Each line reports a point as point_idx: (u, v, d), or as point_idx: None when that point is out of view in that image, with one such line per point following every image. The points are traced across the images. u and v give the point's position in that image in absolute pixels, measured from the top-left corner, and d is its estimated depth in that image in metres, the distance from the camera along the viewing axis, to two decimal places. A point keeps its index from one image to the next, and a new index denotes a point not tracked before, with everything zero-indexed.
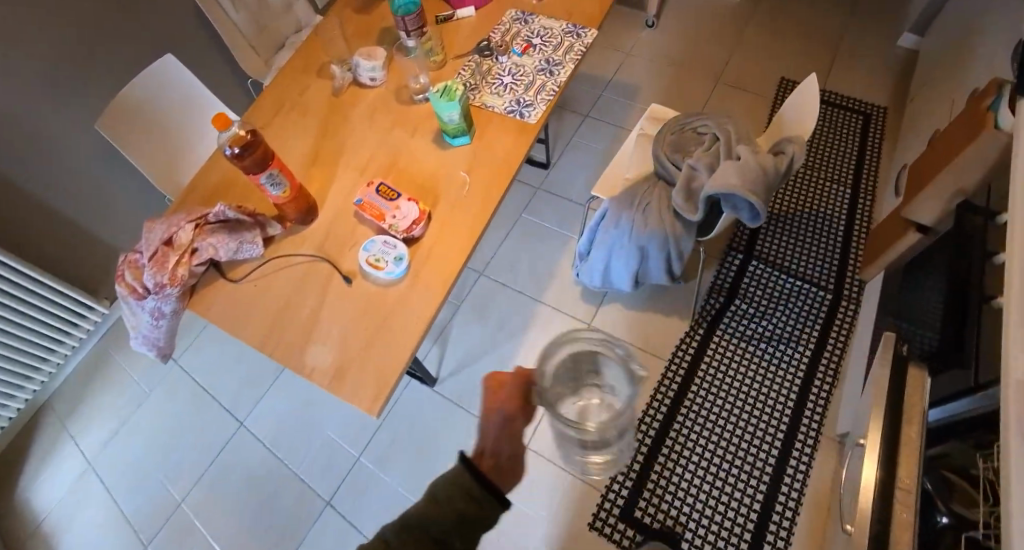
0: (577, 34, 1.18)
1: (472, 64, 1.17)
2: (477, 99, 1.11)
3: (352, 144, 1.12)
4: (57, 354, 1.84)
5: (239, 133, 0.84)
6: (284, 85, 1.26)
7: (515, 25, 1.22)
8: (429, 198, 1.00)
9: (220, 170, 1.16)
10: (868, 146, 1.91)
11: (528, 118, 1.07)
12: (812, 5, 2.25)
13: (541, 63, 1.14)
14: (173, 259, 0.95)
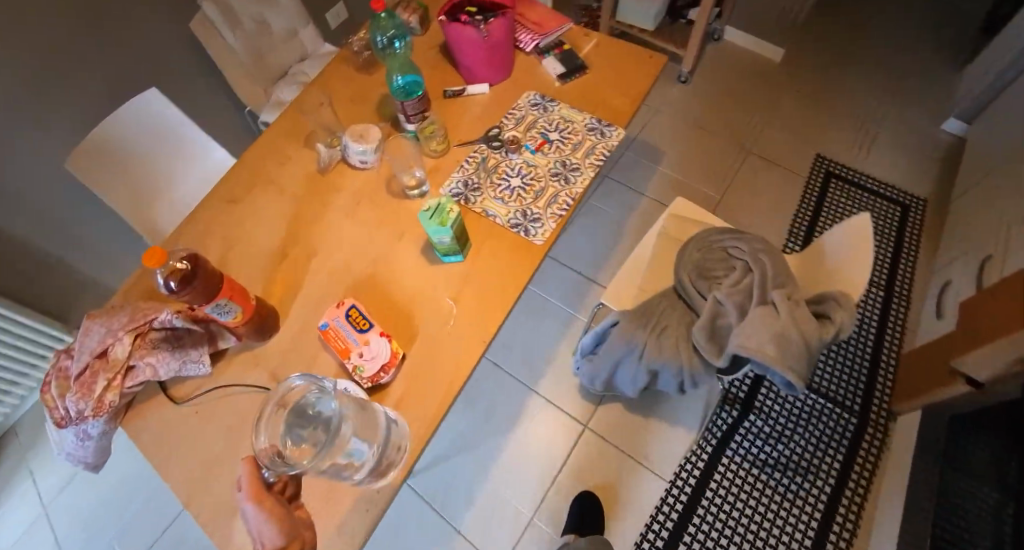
0: (601, 133, 1.03)
1: (477, 157, 1.02)
2: (477, 204, 0.97)
3: (327, 242, 0.97)
4: (23, 386, 1.62)
5: (174, 271, 0.68)
6: (266, 153, 1.12)
7: (531, 112, 1.07)
8: (407, 330, 0.85)
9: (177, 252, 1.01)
10: (906, 242, 1.72)
11: (533, 236, 0.92)
12: (859, 75, 2.05)
13: (556, 166, 0.99)
14: (103, 381, 0.80)
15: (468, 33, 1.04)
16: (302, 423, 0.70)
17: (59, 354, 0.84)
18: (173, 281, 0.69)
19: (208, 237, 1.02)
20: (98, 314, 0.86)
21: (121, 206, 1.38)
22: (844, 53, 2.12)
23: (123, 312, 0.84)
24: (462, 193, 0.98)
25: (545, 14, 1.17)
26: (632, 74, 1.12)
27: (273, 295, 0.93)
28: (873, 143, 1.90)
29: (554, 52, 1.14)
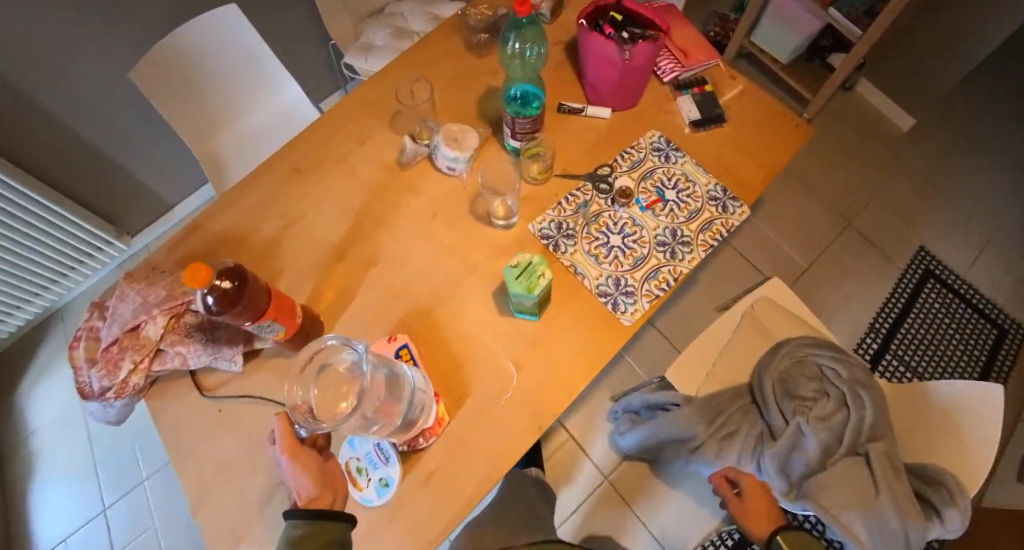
0: (724, 206, 0.89)
1: (578, 196, 0.89)
2: (567, 254, 0.85)
3: (392, 253, 0.87)
4: (70, 278, 1.58)
5: (221, 289, 0.61)
6: (346, 126, 1.00)
7: (651, 158, 0.93)
8: (457, 385, 0.76)
9: (233, 219, 0.93)
10: (994, 369, 1.46)
11: (621, 313, 0.80)
12: (1017, 164, 1.72)
13: (664, 233, 0.86)
14: (128, 364, 0.74)
15: (608, 49, 0.89)
16: (334, 380, 0.66)
17: (91, 314, 0.78)
18: (217, 299, 0.61)
19: (269, 211, 0.94)
20: (137, 279, 0.80)
21: (185, 129, 1.30)
22: (1008, 128, 1.78)
23: (160, 286, 0.77)
24: (553, 237, 0.86)
25: (695, 42, 1.01)
26: (775, 142, 0.96)
27: (323, 300, 0.85)
28: (1011, 243, 1.61)
29: (693, 91, 0.99)
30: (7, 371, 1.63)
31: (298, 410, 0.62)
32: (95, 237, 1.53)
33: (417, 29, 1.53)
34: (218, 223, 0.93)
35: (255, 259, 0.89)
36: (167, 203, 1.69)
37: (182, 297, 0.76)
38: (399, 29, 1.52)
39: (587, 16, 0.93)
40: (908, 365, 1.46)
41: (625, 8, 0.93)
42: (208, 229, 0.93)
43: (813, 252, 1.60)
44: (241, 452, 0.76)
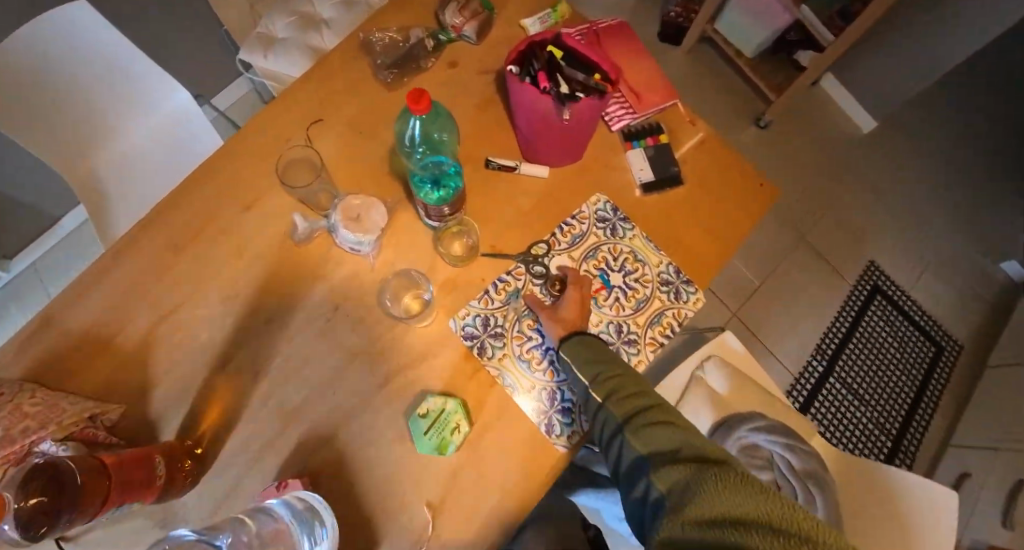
0: (676, 294, 0.78)
1: (509, 283, 0.76)
2: (495, 362, 0.73)
3: (285, 359, 0.73)
4: None
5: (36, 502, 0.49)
6: (223, 183, 0.80)
7: (596, 232, 0.80)
8: (366, 531, 0.67)
9: (86, 311, 0.75)
10: (928, 387, 1.47)
11: (556, 438, 0.71)
12: (966, 170, 1.69)
13: (607, 331, 0.76)
14: None
15: (545, 104, 0.73)
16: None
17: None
18: (27, 513, 0.48)
19: (135, 299, 0.76)
20: None
21: (50, 155, 1.03)
22: (960, 130, 1.73)
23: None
24: (478, 337, 0.74)
25: (651, 81, 0.87)
26: (736, 205, 0.85)
27: (206, 421, 0.71)
28: (953, 256, 1.60)
29: (646, 143, 0.85)
30: None
31: None
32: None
33: (327, 18, 1.28)
34: (69, 317, 0.76)
35: (122, 367, 0.73)
36: (50, 217, 1.49)
37: (20, 441, 0.61)
38: (306, 18, 1.27)
39: (520, 58, 0.77)
40: (849, 386, 1.43)
41: (565, 44, 0.77)
42: (57, 325, 0.75)
43: (769, 267, 1.53)
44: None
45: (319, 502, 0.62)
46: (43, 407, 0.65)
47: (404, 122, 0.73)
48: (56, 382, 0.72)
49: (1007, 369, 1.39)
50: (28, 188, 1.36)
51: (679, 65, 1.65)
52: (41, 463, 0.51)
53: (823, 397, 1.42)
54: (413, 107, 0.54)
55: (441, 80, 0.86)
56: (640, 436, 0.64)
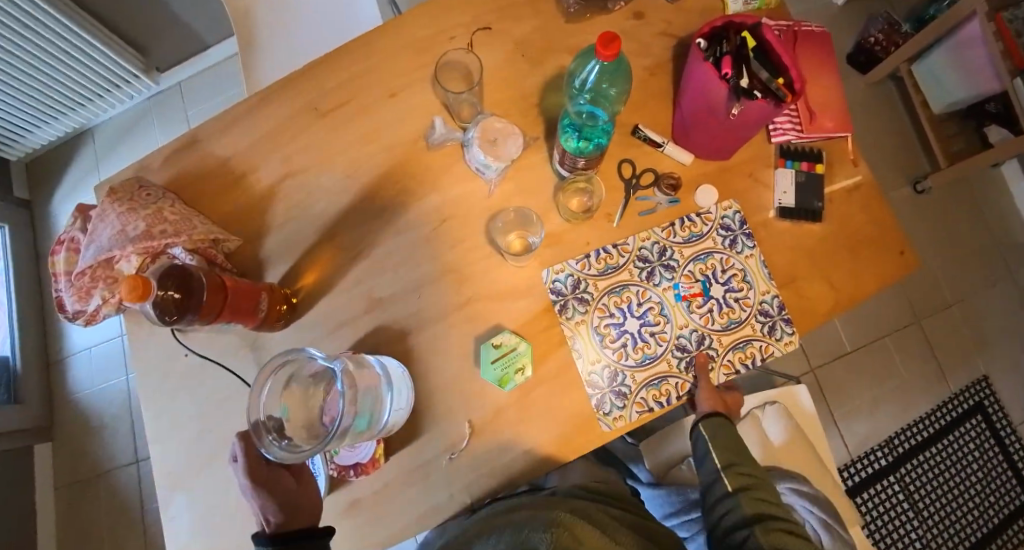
0: (771, 329, 0.75)
1: (611, 256, 0.76)
2: (570, 323, 0.74)
3: (385, 247, 0.77)
4: (105, 99, 1.58)
5: (167, 299, 0.59)
6: (383, 63, 0.82)
7: (713, 238, 0.77)
8: (406, 426, 0.71)
9: (238, 147, 0.84)
10: (996, 531, 1.35)
11: (602, 416, 0.71)
12: None
13: (686, 337, 0.74)
14: (99, 296, 0.77)
15: (717, 91, 0.69)
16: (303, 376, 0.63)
17: (74, 224, 0.83)
18: (162, 306, 0.59)
19: (276, 149, 0.83)
20: (120, 197, 0.78)
21: None
22: None
23: (140, 218, 0.75)
24: (564, 296, 0.74)
25: (830, 104, 0.81)
26: (874, 267, 0.78)
27: (306, 278, 0.78)
28: None
29: (800, 167, 0.80)
30: (44, 170, 1.68)
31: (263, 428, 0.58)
32: (123, 68, 1.50)
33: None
34: (222, 145, 0.84)
35: (249, 202, 0.82)
36: (203, 43, 1.61)
37: (159, 239, 0.75)
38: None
39: (709, 35, 0.73)
40: (907, 493, 1.34)
41: (763, 35, 0.72)
42: (211, 151, 0.84)
43: (865, 337, 1.43)
44: (200, 405, 0.77)
45: (398, 370, 0.70)
46: (179, 217, 0.78)
47: (583, 65, 0.72)
48: (200, 200, 0.83)
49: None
50: (193, 11, 1.47)
51: (853, 94, 1.51)
52: (175, 272, 0.61)
53: (873, 492, 1.34)
54: (600, 51, 0.55)
55: (620, 30, 0.82)
56: (768, 535, 0.69)
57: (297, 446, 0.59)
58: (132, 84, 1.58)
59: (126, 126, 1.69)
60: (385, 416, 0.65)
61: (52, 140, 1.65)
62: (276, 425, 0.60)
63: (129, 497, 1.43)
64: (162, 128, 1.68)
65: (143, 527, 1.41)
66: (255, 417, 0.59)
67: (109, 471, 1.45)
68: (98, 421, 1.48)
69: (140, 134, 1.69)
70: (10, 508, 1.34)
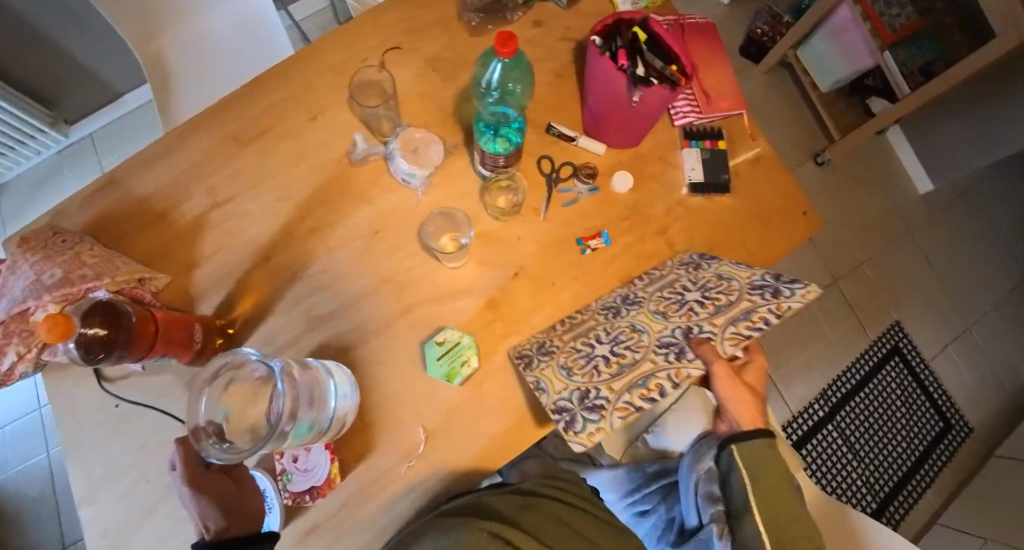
0: (776, 290, 0.65)
1: (575, 317, 0.76)
2: (538, 367, 0.69)
3: (319, 265, 0.78)
4: (9, 156, 1.50)
5: (97, 332, 0.59)
6: (299, 87, 0.83)
7: (677, 270, 0.77)
8: (358, 440, 0.71)
9: (155, 184, 0.83)
10: (926, 461, 1.46)
11: (572, 436, 0.61)
12: (1004, 259, 1.67)
13: (671, 334, 0.67)
14: (13, 353, 0.72)
15: (619, 82, 0.75)
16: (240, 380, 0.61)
17: None
18: (86, 345, 0.58)
19: (196, 182, 0.82)
20: (33, 247, 0.76)
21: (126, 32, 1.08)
22: (1011, 218, 1.71)
23: (57, 265, 0.74)
24: (528, 355, 0.72)
25: (723, 87, 0.89)
26: (780, 230, 0.85)
27: (240, 308, 0.77)
28: (974, 340, 1.60)
29: (704, 146, 0.86)
30: None
31: (203, 435, 0.57)
32: (26, 122, 1.44)
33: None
34: (139, 183, 0.83)
35: (172, 239, 0.81)
36: (115, 92, 1.58)
37: (78, 284, 0.72)
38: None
39: (604, 33, 0.78)
40: (845, 439, 1.43)
41: (653, 28, 0.78)
42: (127, 190, 0.83)
43: None
44: (136, 454, 0.74)
45: (337, 364, 0.70)
46: (99, 260, 0.76)
47: (486, 65, 0.79)
48: (118, 241, 0.81)
49: (1007, 462, 1.37)
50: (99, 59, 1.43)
51: (751, 82, 1.64)
52: (103, 305, 0.61)
53: (816, 442, 1.42)
54: (497, 49, 0.60)
55: (525, 38, 0.87)
56: None
57: (242, 447, 0.57)
58: (39, 138, 1.52)
59: (33, 182, 1.61)
60: (330, 406, 0.66)
61: None
62: (216, 429, 0.58)
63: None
64: (74, 181, 1.61)
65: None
66: (194, 423, 0.58)
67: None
68: (21, 504, 1.37)
69: (49, 189, 1.60)
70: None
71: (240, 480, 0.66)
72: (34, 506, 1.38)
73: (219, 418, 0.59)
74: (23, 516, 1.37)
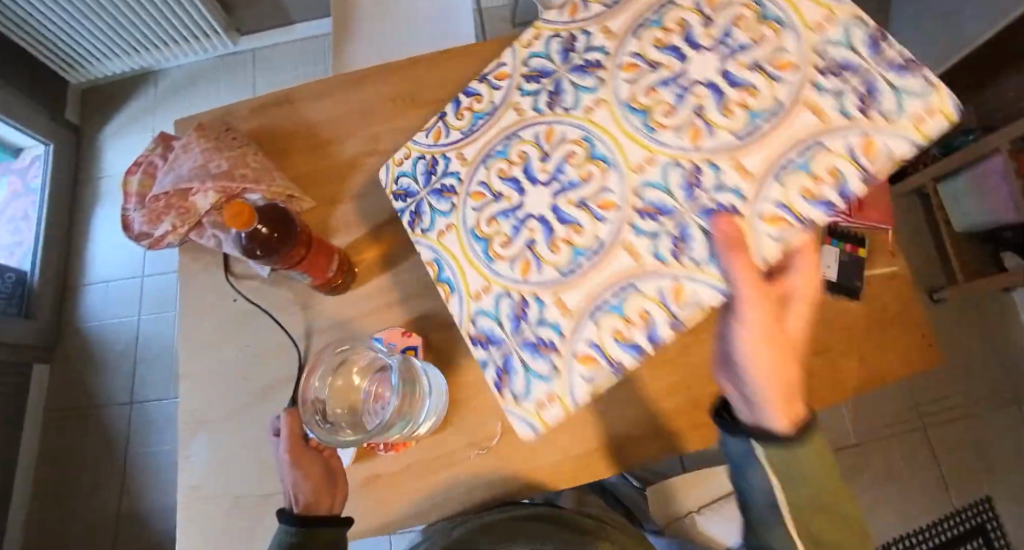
0: (870, 94, 0.48)
1: (480, 100, 0.63)
2: (438, 230, 0.62)
3: None
4: (180, 48, 1.66)
5: (263, 230, 0.64)
6: None
7: (679, 10, 0.56)
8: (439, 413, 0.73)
9: (328, 116, 0.88)
10: None
11: (520, 398, 0.53)
12: None
13: (658, 198, 0.53)
14: (168, 223, 0.79)
15: None
16: (346, 366, 0.68)
17: (154, 150, 0.86)
18: (254, 238, 0.64)
19: (365, 126, 0.87)
20: (207, 136, 0.83)
21: None
22: None
23: (224, 159, 0.80)
24: (416, 193, 0.65)
25: (877, 199, 0.87)
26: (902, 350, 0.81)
27: (369, 252, 0.81)
28: None
29: (844, 248, 0.84)
30: (112, 99, 1.83)
31: (309, 408, 0.64)
32: (205, 22, 1.58)
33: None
34: (314, 110, 0.88)
35: (327, 170, 0.86)
36: (288, 20, 1.69)
37: (240, 183, 0.78)
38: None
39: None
40: None
41: None
42: (301, 112, 0.89)
43: (870, 435, 1.52)
44: (239, 351, 0.80)
45: (435, 370, 0.73)
46: (260, 166, 0.82)
47: None
48: (279, 156, 0.87)
49: None
50: None
51: None
52: (275, 210, 0.66)
53: None
54: None
55: None
56: None
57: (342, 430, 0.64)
58: (210, 39, 1.66)
59: (190, 76, 1.79)
60: (422, 415, 0.69)
61: (121, 72, 1.77)
62: (322, 408, 0.66)
63: (116, 432, 1.61)
64: (225, 88, 1.76)
65: (121, 466, 1.58)
66: (305, 396, 0.65)
67: (103, 404, 1.63)
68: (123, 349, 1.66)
69: (202, 88, 1.78)
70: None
71: (330, 460, 0.72)
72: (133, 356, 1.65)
73: (325, 397, 0.66)
74: (120, 359, 1.66)
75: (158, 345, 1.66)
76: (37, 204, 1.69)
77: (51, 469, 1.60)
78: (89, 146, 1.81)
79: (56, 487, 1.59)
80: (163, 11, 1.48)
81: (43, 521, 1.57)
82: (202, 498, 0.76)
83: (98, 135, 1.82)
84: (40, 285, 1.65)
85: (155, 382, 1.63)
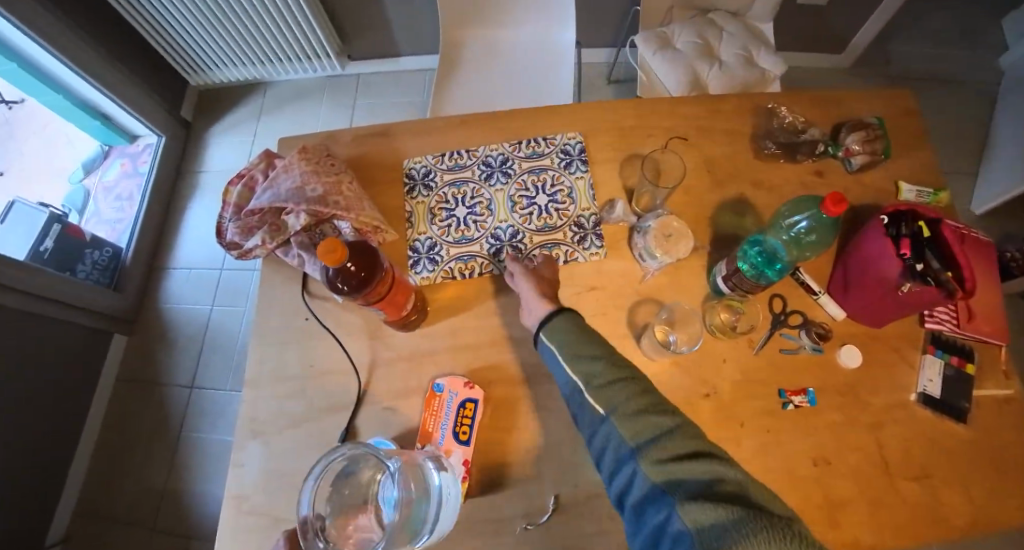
0: (581, 240, 0.82)
1: (461, 157, 0.89)
2: (418, 202, 0.87)
3: None
4: (292, 66, 1.79)
5: (346, 267, 0.64)
6: (583, 132, 0.88)
7: (552, 169, 0.86)
8: (495, 471, 0.71)
9: (423, 155, 0.90)
10: None
11: (413, 273, 0.83)
12: None
13: (500, 231, 0.84)
14: (258, 238, 0.82)
15: (891, 267, 0.70)
16: (346, 476, 0.62)
17: (258, 165, 0.90)
18: (340, 273, 0.65)
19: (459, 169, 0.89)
20: (308, 158, 0.86)
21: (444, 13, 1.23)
22: None
23: (320, 183, 0.82)
24: (414, 181, 0.88)
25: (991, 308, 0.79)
26: (1016, 490, 0.71)
27: (443, 294, 0.81)
28: None
29: (949, 360, 0.77)
30: (223, 104, 1.98)
31: (310, 532, 0.57)
32: (319, 45, 1.69)
33: (724, 59, 1.27)
34: (410, 146, 0.91)
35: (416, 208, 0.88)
36: (394, 51, 1.80)
37: (330, 209, 0.80)
38: (747, 58, 1.26)
39: (890, 212, 0.73)
40: None
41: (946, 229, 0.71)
42: (397, 148, 0.91)
43: None
44: (303, 369, 0.81)
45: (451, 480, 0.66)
46: (352, 193, 0.84)
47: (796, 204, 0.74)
48: (370, 186, 0.89)
49: None
50: (401, 23, 1.65)
51: None
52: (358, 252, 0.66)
53: None
54: (825, 205, 0.63)
55: (808, 180, 0.85)
56: None
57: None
58: (321, 61, 1.77)
59: (297, 90, 1.92)
60: (428, 527, 0.60)
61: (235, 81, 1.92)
62: (321, 527, 0.58)
63: (172, 414, 1.68)
64: (327, 105, 1.88)
65: (173, 448, 1.64)
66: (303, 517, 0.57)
67: (167, 384, 1.71)
68: (194, 336, 1.75)
69: (305, 103, 1.90)
70: (60, 380, 1.54)
71: None
72: (203, 344, 1.74)
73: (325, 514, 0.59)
74: (190, 344, 1.75)
75: (226, 337, 1.74)
76: (142, 188, 1.83)
77: (107, 439, 1.67)
78: (196, 143, 1.96)
79: (110, 457, 1.65)
80: (284, 31, 1.60)
81: (93, 489, 1.62)
82: (246, 513, 0.75)
83: (205, 134, 1.96)
84: (131, 263, 1.76)
85: (220, 374, 1.70)
